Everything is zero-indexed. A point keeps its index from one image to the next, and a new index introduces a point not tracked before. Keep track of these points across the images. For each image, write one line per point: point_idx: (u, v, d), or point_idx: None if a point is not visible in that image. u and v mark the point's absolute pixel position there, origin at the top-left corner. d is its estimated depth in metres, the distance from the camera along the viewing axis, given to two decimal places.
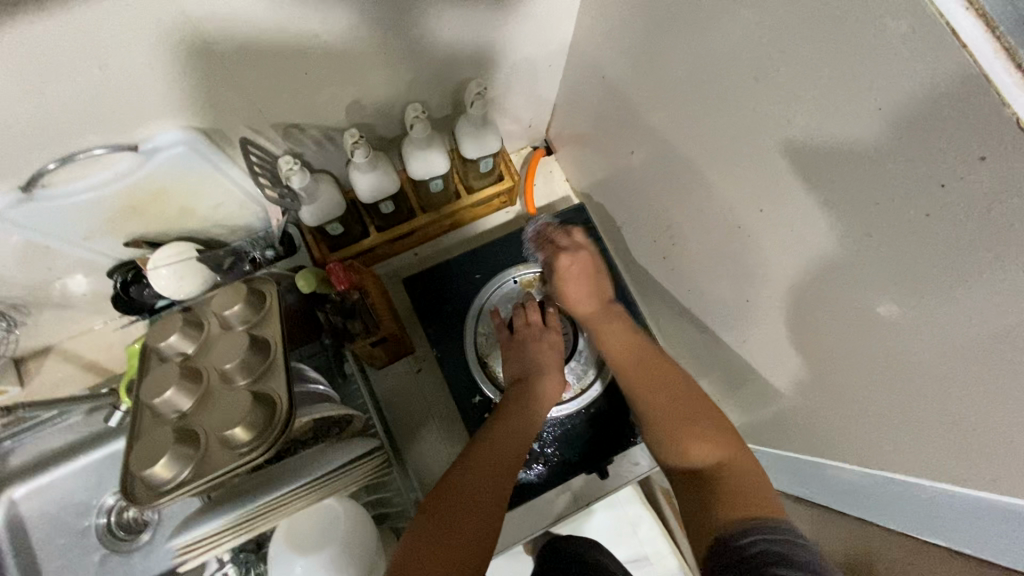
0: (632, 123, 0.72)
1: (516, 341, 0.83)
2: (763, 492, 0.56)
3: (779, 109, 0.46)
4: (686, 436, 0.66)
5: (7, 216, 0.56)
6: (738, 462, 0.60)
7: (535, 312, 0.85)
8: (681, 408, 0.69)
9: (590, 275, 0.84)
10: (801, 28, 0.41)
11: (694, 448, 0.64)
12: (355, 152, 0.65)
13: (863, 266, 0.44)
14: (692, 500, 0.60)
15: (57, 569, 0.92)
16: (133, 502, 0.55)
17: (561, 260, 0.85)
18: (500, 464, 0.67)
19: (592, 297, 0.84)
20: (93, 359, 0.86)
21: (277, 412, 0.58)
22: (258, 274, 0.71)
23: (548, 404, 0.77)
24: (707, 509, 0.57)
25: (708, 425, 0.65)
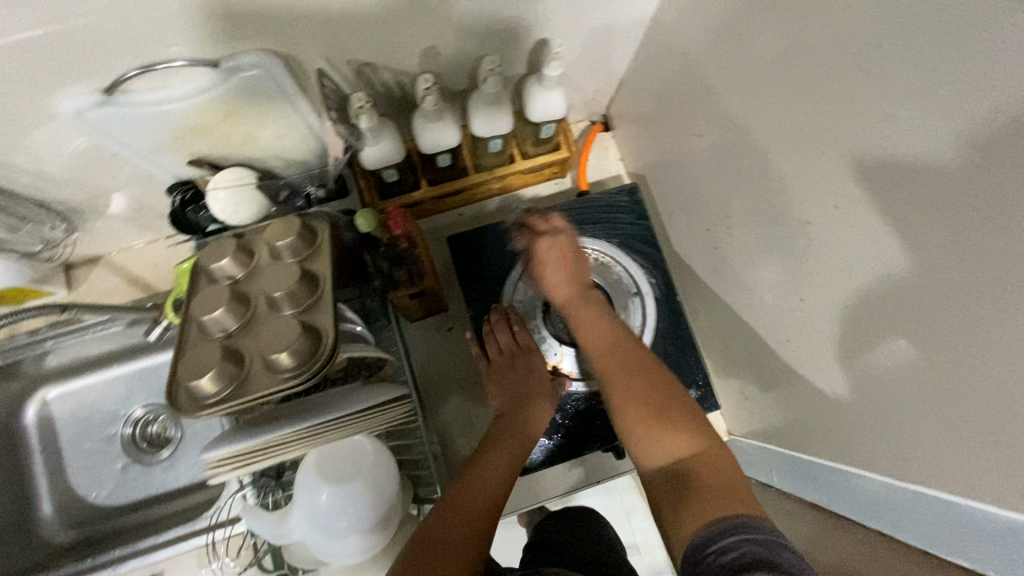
0: (708, 103, 0.70)
1: (493, 370, 0.82)
2: (740, 490, 0.52)
3: (883, 103, 0.44)
4: (654, 430, 0.62)
5: (85, 117, 0.57)
6: (716, 460, 0.56)
7: (504, 335, 0.84)
8: (657, 396, 0.64)
9: (568, 260, 0.80)
10: (927, 17, 0.39)
11: (663, 446, 0.60)
12: (425, 99, 0.64)
13: (942, 275, 0.43)
14: (673, 505, 0.54)
15: (82, 469, 0.97)
16: (172, 408, 0.57)
17: (540, 243, 0.82)
18: (490, 493, 0.64)
19: (572, 282, 0.80)
20: (138, 274, 0.89)
21: (322, 344, 0.59)
22: (312, 210, 0.72)
23: (536, 430, 0.76)
24: (680, 508, 0.53)
25: (682, 419, 0.61)
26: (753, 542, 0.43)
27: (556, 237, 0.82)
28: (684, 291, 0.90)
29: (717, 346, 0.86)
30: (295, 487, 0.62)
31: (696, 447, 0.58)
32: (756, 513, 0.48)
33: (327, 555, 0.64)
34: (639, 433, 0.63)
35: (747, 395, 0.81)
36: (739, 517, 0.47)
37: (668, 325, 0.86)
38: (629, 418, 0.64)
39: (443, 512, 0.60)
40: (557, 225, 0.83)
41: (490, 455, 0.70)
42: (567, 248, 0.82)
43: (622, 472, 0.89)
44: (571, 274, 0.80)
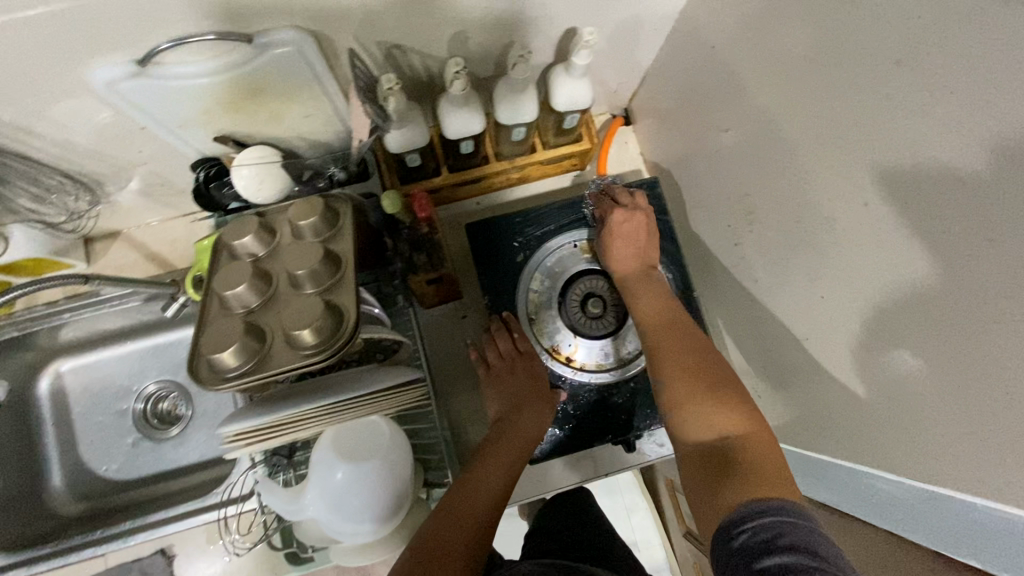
0: (736, 98, 0.70)
1: (491, 378, 0.83)
2: (785, 475, 0.52)
3: (930, 96, 0.45)
4: (699, 399, 0.62)
5: (117, 88, 0.57)
6: (766, 445, 0.56)
7: (503, 342, 0.85)
8: (704, 372, 0.65)
9: (639, 238, 0.83)
10: (988, 7, 0.39)
11: (709, 420, 0.60)
12: (453, 83, 0.64)
13: (985, 273, 0.43)
14: (713, 478, 0.55)
15: (93, 442, 0.98)
16: (195, 380, 0.57)
17: (615, 215, 0.84)
18: (478, 509, 0.65)
19: (638, 259, 0.82)
20: (157, 251, 0.89)
21: (345, 324, 0.59)
22: (334, 192, 0.72)
23: (531, 439, 0.77)
24: (721, 482, 0.54)
25: (727, 398, 0.61)
26: (789, 526, 0.45)
27: (633, 214, 0.84)
28: (700, 287, 0.90)
29: (732, 343, 0.86)
30: (311, 465, 0.63)
31: (741, 426, 0.59)
32: (796, 497, 0.50)
33: (337, 533, 0.64)
34: (681, 397, 0.64)
35: (760, 392, 0.82)
36: (776, 498, 0.48)
37: None
38: (676, 392, 0.64)
39: (438, 518, 0.63)
40: (641, 205, 0.85)
41: (486, 461, 0.72)
42: (644, 224, 0.84)
43: (629, 465, 0.87)
44: (638, 252, 0.82)
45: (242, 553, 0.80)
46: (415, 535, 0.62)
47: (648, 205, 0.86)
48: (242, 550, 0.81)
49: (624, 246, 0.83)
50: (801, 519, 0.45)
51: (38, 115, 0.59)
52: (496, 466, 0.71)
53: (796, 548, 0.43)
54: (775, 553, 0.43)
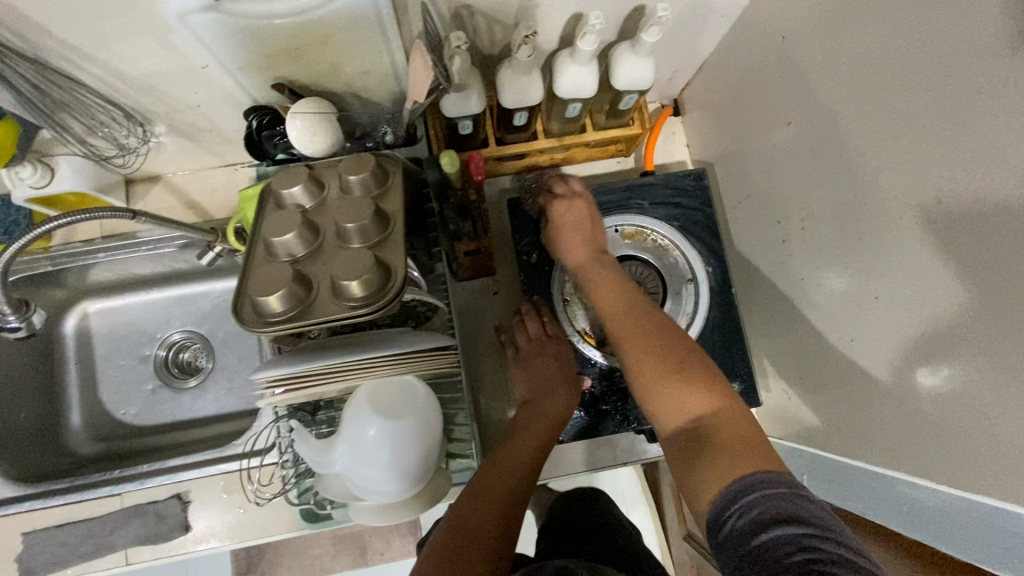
0: (799, 92, 0.68)
1: (520, 360, 0.83)
2: (758, 447, 0.52)
3: (1013, 93, 0.43)
4: (664, 384, 0.62)
5: (185, 24, 0.56)
6: (731, 417, 0.56)
7: (533, 324, 0.84)
8: (667, 353, 0.64)
9: (585, 224, 0.82)
10: None
11: (677, 403, 0.60)
12: (521, 49, 0.63)
13: None
14: (689, 453, 0.55)
15: (112, 385, 0.98)
16: (240, 322, 0.57)
17: (556, 207, 0.83)
18: (509, 490, 0.66)
19: (586, 245, 0.81)
20: (195, 198, 0.89)
21: (393, 279, 0.59)
22: (385, 152, 0.72)
23: (558, 422, 0.76)
24: (697, 455, 0.54)
25: (696, 372, 0.61)
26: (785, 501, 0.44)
27: (571, 203, 0.83)
28: (739, 285, 0.89)
29: (767, 343, 0.84)
30: (343, 418, 0.63)
31: (710, 403, 0.58)
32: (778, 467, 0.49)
33: (363, 490, 0.64)
34: (653, 390, 0.63)
35: (792, 395, 0.80)
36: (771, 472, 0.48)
37: (720, 315, 0.85)
38: (641, 373, 0.64)
39: (470, 501, 0.64)
40: (573, 189, 0.85)
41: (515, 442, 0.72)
42: (584, 210, 0.83)
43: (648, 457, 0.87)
44: (586, 238, 0.81)
45: (263, 502, 0.81)
46: (450, 515, 0.64)
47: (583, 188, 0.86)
48: (263, 499, 0.81)
49: (572, 236, 0.81)
50: (778, 487, 0.46)
51: (102, 44, 0.58)
52: (525, 449, 0.71)
53: (787, 519, 0.43)
54: (771, 529, 0.43)
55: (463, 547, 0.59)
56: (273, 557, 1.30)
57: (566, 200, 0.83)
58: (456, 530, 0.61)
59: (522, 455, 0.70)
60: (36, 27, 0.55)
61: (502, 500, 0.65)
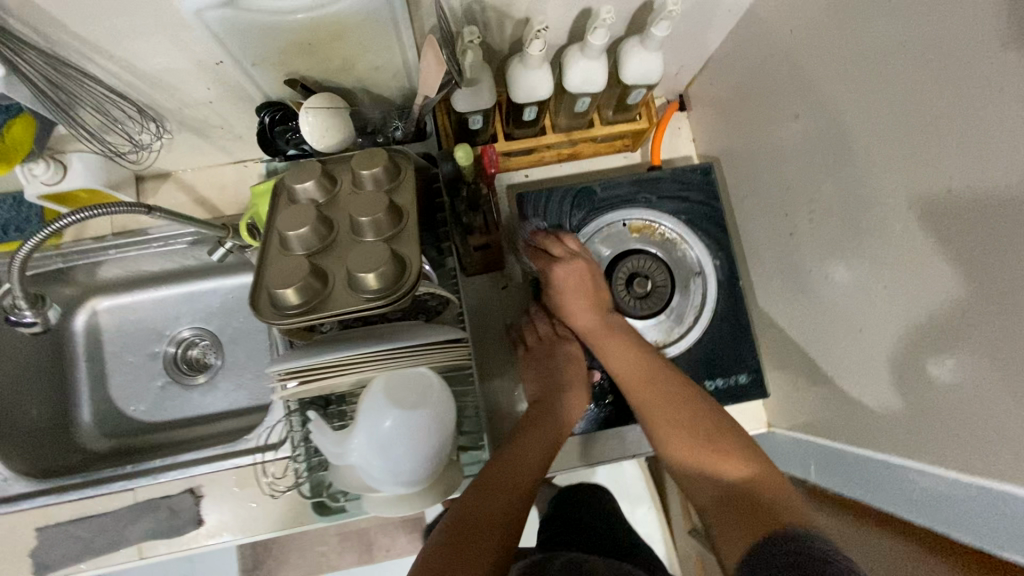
0: (805, 85, 0.69)
1: (530, 359, 0.84)
2: (794, 510, 0.59)
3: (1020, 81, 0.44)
4: (700, 459, 0.67)
5: (201, 20, 0.56)
6: (767, 483, 0.63)
7: (543, 325, 0.87)
8: (699, 427, 0.70)
9: (587, 285, 0.81)
10: None
11: (715, 477, 0.66)
12: (533, 44, 0.64)
13: None
14: (732, 527, 0.60)
15: (121, 382, 0.98)
16: (258, 315, 0.58)
17: (555, 271, 0.81)
18: (514, 487, 0.67)
19: (592, 309, 0.81)
20: (205, 195, 0.89)
21: (408, 272, 0.60)
22: (395, 146, 0.72)
23: (570, 420, 0.78)
24: (738, 531, 0.59)
25: (726, 445, 0.67)
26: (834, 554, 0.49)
27: (572, 265, 0.81)
28: (745, 279, 0.90)
29: (774, 335, 0.85)
30: (358, 410, 0.64)
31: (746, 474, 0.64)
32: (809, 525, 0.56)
33: (377, 481, 0.65)
34: (689, 462, 0.68)
35: (798, 386, 0.81)
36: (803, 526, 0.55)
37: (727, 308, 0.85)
38: (675, 445, 0.70)
39: (477, 495, 0.65)
40: (570, 250, 0.83)
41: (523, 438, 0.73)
42: (585, 270, 0.82)
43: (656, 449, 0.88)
44: (593, 302, 0.81)
45: (277, 494, 0.82)
46: (452, 509, 0.64)
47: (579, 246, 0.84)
48: (278, 492, 0.82)
49: (576, 301, 0.81)
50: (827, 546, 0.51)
51: (117, 39, 0.59)
52: (533, 448, 0.72)
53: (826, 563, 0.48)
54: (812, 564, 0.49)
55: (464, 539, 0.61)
56: (279, 553, 1.30)
57: (566, 262, 0.82)
58: (457, 521, 0.62)
59: (528, 453, 0.71)
60: (53, 22, 0.55)
61: (506, 495, 0.65)
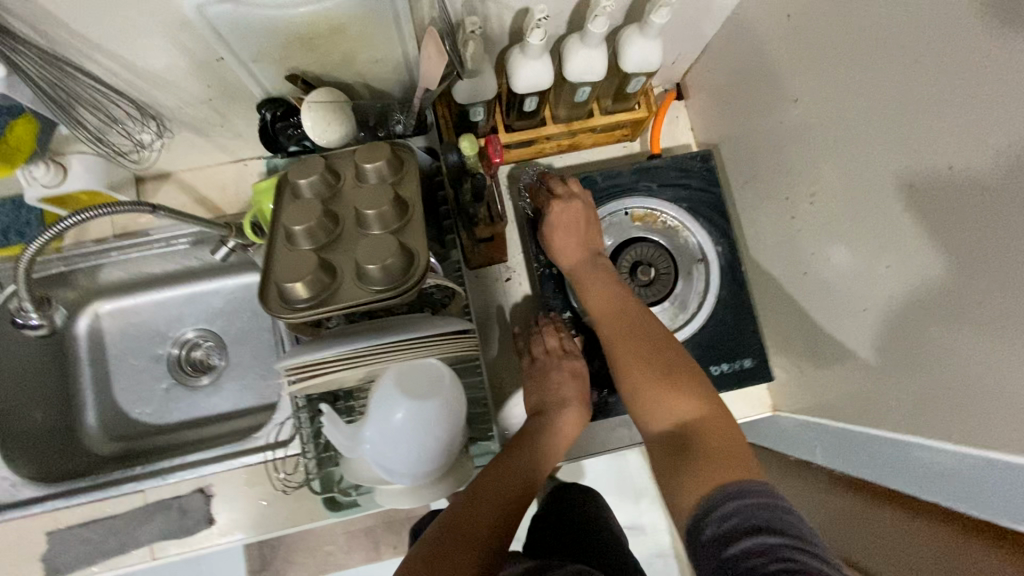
0: (801, 68, 0.70)
1: (537, 372, 0.82)
2: (738, 451, 0.59)
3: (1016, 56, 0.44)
4: (657, 394, 0.68)
5: (202, 16, 0.56)
6: (714, 425, 0.63)
7: (552, 338, 0.85)
8: (661, 365, 0.70)
9: (581, 225, 0.82)
10: None
11: (668, 412, 0.67)
12: (534, 32, 0.64)
13: None
14: (676, 462, 0.61)
15: (126, 386, 0.98)
16: (267, 309, 0.58)
17: (554, 207, 0.83)
18: (509, 498, 0.66)
19: (581, 248, 0.82)
20: (206, 195, 0.89)
21: (415, 264, 0.60)
22: (398, 140, 0.72)
23: (567, 438, 0.77)
24: (681, 464, 0.60)
25: (686, 383, 0.67)
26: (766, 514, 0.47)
27: (570, 204, 0.83)
28: (747, 264, 0.90)
29: (776, 320, 0.86)
30: (371, 402, 0.64)
31: (696, 412, 0.65)
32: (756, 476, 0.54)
33: (390, 472, 0.65)
34: (646, 399, 0.69)
35: (802, 368, 0.82)
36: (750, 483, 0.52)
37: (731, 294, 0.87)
38: (635, 380, 0.70)
39: (470, 500, 0.65)
40: (573, 190, 0.85)
41: (527, 448, 0.73)
42: (581, 211, 0.83)
43: None
44: (583, 242, 0.82)
45: (290, 490, 0.82)
46: (444, 510, 0.65)
47: (581, 189, 0.86)
48: (290, 487, 0.82)
49: (567, 238, 0.82)
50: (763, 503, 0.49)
51: (116, 37, 0.59)
52: (537, 463, 0.72)
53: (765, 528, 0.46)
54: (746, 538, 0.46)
55: (450, 540, 0.60)
56: (287, 553, 1.31)
57: (564, 201, 0.83)
58: (450, 523, 0.62)
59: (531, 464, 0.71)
60: (54, 20, 0.55)
61: (500, 504, 0.65)
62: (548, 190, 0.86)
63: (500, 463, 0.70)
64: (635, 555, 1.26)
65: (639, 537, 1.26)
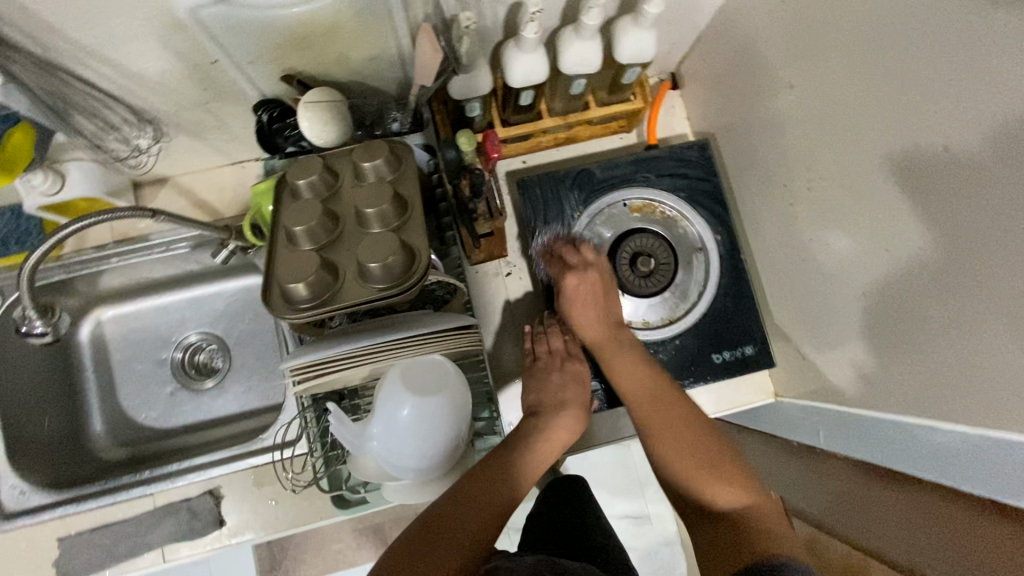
0: (795, 54, 0.70)
1: (538, 370, 0.81)
2: (788, 543, 0.58)
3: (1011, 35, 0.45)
4: (700, 479, 0.67)
5: (196, 19, 0.56)
6: (762, 515, 0.63)
7: (557, 340, 0.85)
8: (700, 448, 0.69)
9: (598, 296, 0.82)
10: None
11: (714, 498, 0.66)
12: (528, 25, 0.64)
13: None
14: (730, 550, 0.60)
15: (131, 391, 0.98)
16: (270, 308, 0.59)
17: (568, 279, 0.82)
18: (497, 505, 0.62)
19: (601, 320, 0.81)
20: (204, 198, 0.89)
21: (417, 262, 0.60)
22: (396, 137, 0.72)
23: (559, 441, 0.74)
24: (736, 561, 0.58)
25: (728, 470, 0.67)
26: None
27: (586, 276, 0.82)
28: (746, 252, 0.91)
29: (776, 307, 0.86)
30: (376, 398, 0.65)
31: (745, 503, 0.64)
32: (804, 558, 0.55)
33: (396, 467, 0.66)
34: (688, 484, 0.68)
35: (804, 354, 0.82)
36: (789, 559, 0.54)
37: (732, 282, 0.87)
38: (674, 465, 0.69)
39: (456, 501, 0.61)
40: (586, 261, 0.83)
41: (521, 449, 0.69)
42: (598, 281, 0.83)
43: None
44: (602, 313, 0.82)
45: (299, 488, 0.82)
46: (429, 509, 0.61)
47: (596, 255, 0.85)
48: (299, 486, 0.83)
49: (585, 312, 0.82)
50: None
51: (109, 42, 0.58)
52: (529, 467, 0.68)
53: None
54: None
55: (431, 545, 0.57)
56: (296, 553, 1.31)
57: (580, 273, 0.82)
58: (432, 525, 0.59)
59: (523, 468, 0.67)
60: (47, 27, 0.55)
61: (488, 509, 0.62)
62: (560, 259, 0.84)
63: (490, 465, 0.66)
64: (642, 544, 1.27)
65: (645, 527, 1.27)
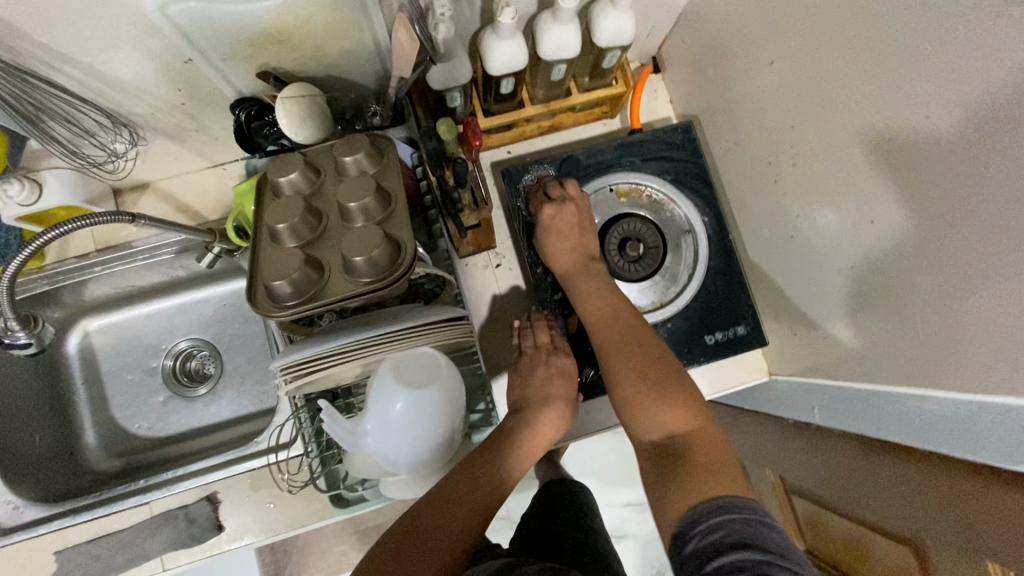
0: (774, 30, 0.70)
1: (524, 366, 0.80)
2: (732, 472, 0.58)
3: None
4: (649, 400, 0.68)
5: (165, 17, 0.55)
6: (705, 438, 0.63)
7: (543, 335, 0.83)
8: (654, 375, 0.70)
9: (573, 229, 0.82)
10: None
11: (660, 418, 0.66)
12: (503, 12, 0.64)
13: None
14: (667, 469, 0.61)
15: (123, 401, 0.97)
16: (255, 308, 0.58)
17: (546, 210, 0.82)
18: (477, 505, 0.62)
19: (575, 252, 0.82)
20: (186, 202, 0.88)
21: (402, 255, 0.59)
22: (377, 131, 0.72)
23: (542, 439, 0.74)
24: (671, 479, 0.59)
25: (679, 393, 0.68)
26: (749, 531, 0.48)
27: (563, 208, 0.82)
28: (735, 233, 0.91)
29: (767, 285, 0.86)
30: (369, 394, 0.64)
31: (689, 423, 0.65)
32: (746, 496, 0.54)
33: (392, 463, 0.66)
34: (637, 406, 0.69)
35: (795, 331, 0.82)
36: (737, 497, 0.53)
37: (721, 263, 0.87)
38: (627, 388, 0.70)
39: (433, 504, 0.62)
40: (567, 196, 0.84)
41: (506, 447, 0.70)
42: (576, 216, 0.83)
43: None
44: (577, 246, 0.82)
45: (297, 490, 0.82)
46: (407, 511, 0.62)
47: (578, 192, 0.85)
48: (297, 487, 0.82)
49: (559, 242, 0.82)
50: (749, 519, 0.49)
51: (78, 44, 0.57)
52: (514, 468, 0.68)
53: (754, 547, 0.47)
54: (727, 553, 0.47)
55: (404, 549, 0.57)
56: (300, 557, 1.31)
57: (558, 205, 0.83)
58: (407, 529, 0.59)
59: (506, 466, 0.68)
60: (12, 31, 0.54)
61: (467, 510, 0.62)
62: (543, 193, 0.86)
63: (471, 464, 0.66)
64: (645, 531, 1.27)
65: (647, 514, 1.28)
